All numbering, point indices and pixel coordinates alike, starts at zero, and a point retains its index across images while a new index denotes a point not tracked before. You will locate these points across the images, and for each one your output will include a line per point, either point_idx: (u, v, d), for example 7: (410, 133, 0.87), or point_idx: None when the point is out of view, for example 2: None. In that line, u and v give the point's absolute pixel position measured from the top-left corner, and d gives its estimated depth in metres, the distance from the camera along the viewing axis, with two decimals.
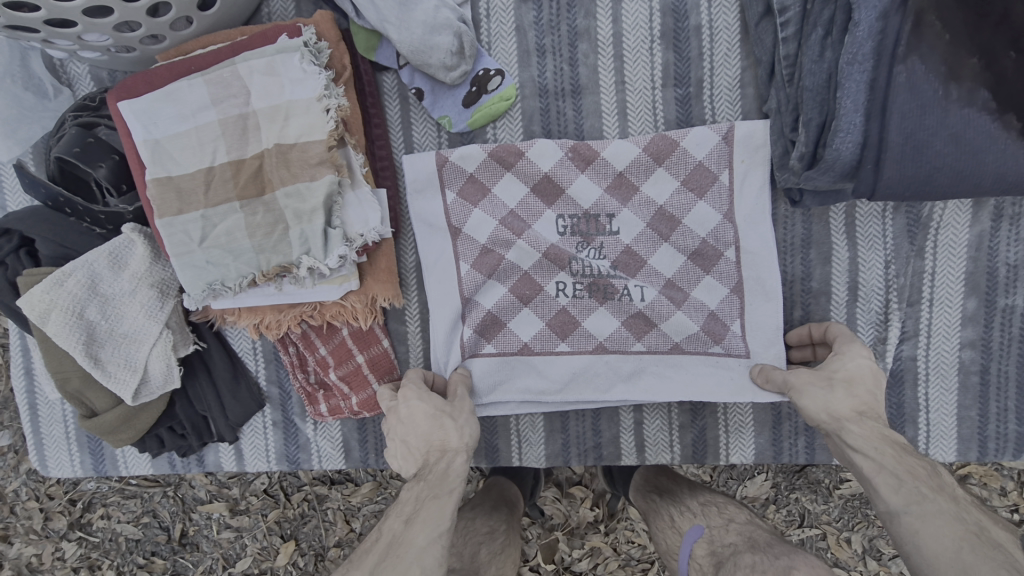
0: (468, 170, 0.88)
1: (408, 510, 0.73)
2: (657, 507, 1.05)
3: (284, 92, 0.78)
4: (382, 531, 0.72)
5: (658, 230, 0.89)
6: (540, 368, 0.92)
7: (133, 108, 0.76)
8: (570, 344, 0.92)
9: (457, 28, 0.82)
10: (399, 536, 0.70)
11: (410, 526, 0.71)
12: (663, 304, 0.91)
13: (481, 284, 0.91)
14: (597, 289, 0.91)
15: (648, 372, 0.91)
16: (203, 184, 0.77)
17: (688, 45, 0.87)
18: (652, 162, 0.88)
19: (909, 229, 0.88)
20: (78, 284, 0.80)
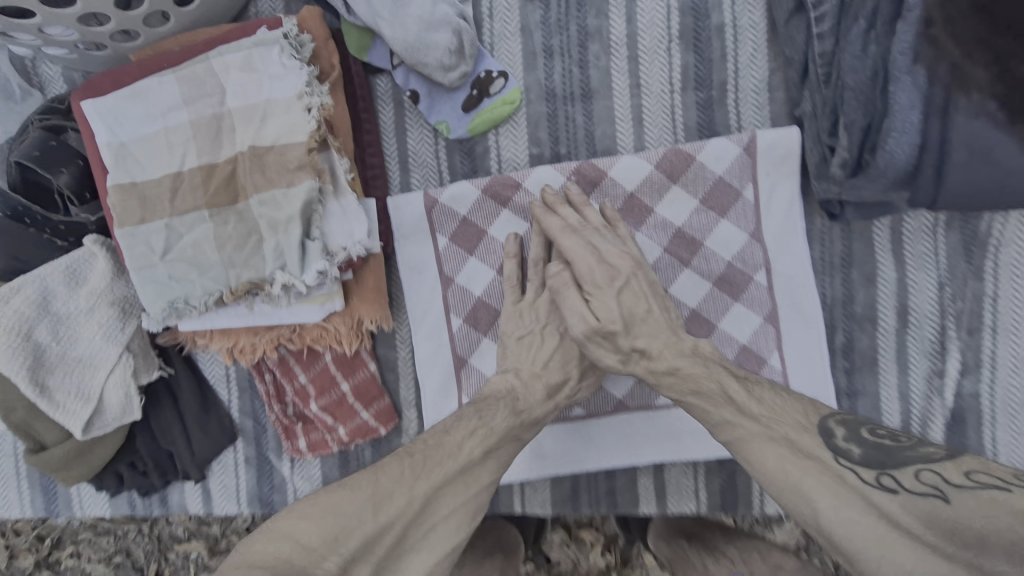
0: (460, 213, 0.80)
1: (289, 551, 0.56)
2: (687, 554, 0.93)
3: (262, 90, 0.70)
4: (322, 525, 0.57)
5: (675, 254, 0.80)
6: (554, 438, 0.83)
7: (96, 108, 0.69)
8: (583, 407, 0.82)
9: (457, 25, 0.75)
10: (421, 513, 0.62)
11: (432, 477, 0.63)
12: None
13: (475, 343, 0.82)
14: None
15: (671, 429, 0.81)
16: (169, 190, 0.69)
17: (710, 45, 0.79)
18: (665, 179, 0.79)
19: (965, 246, 0.77)
20: (27, 301, 0.71)
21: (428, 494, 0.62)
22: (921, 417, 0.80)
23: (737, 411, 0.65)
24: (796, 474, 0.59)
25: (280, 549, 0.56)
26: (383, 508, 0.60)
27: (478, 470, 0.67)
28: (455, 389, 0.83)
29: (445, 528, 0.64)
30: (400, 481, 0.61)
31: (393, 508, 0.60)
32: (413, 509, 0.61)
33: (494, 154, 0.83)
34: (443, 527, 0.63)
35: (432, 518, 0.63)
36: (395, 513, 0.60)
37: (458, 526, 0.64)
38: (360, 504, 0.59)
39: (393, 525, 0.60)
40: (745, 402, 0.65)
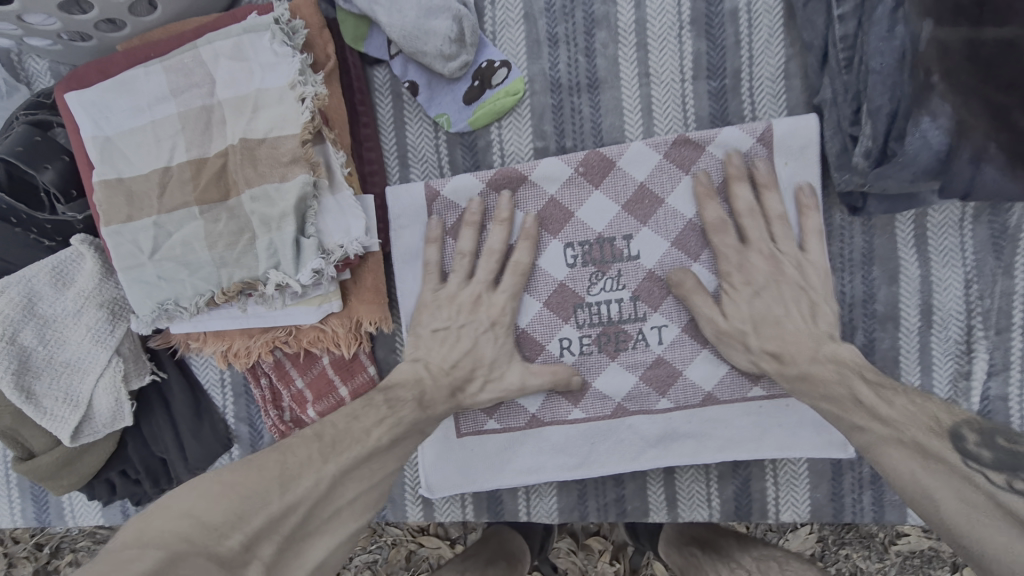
0: (460, 206, 0.77)
1: (188, 529, 0.54)
2: (701, 563, 0.89)
3: (254, 80, 0.67)
4: (228, 501, 0.57)
5: (684, 248, 0.76)
6: (552, 444, 0.79)
7: (80, 100, 0.66)
8: (585, 410, 0.78)
9: (457, 12, 0.71)
10: (328, 494, 0.63)
11: (341, 460, 0.65)
12: (686, 347, 0.77)
13: None
14: (607, 339, 0.77)
15: (677, 433, 0.77)
16: (158, 187, 0.66)
17: (723, 31, 0.76)
18: (676, 169, 0.75)
19: (994, 242, 0.73)
20: (11, 303, 0.68)
21: (336, 476, 0.64)
22: None
23: (867, 411, 0.64)
24: (932, 483, 0.58)
25: (175, 528, 0.53)
26: (292, 488, 0.60)
27: (382, 460, 0.69)
28: None
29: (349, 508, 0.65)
30: (308, 464, 0.63)
31: (299, 491, 0.60)
32: (320, 492, 0.62)
33: (497, 148, 0.79)
34: (347, 513, 0.64)
35: (337, 502, 0.64)
36: (304, 493, 0.61)
37: (356, 511, 0.65)
38: (265, 485, 0.59)
39: (298, 506, 0.60)
40: (875, 403, 0.64)
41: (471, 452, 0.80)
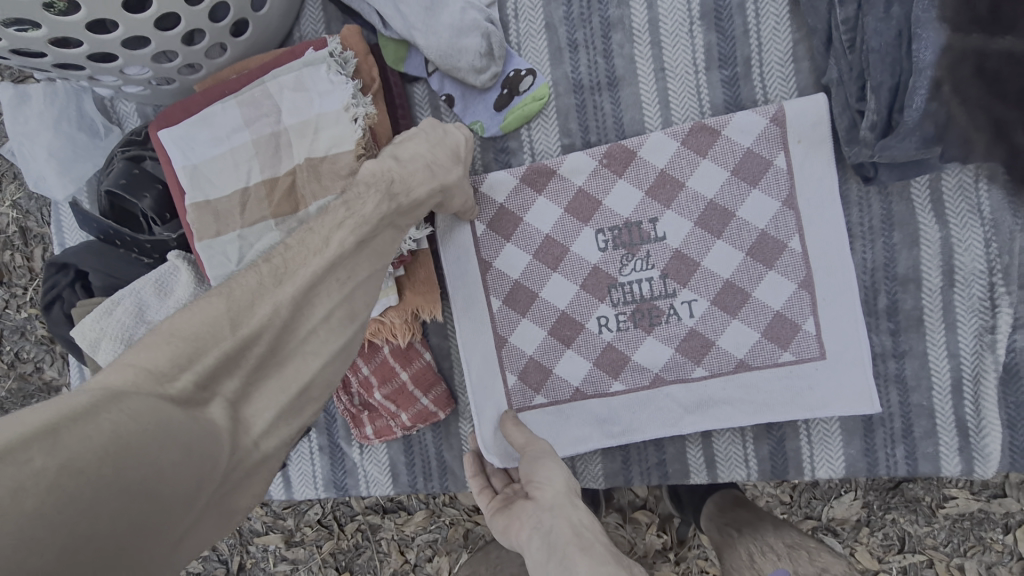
0: (499, 200, 0.85)
1: (137, 377, 0.53)
2: (734, 543, 0.96)
3: (314, 106, 0.77)
4: (171, 348, 0.55)
5: (707, 227, 0.82)
6: (595, 415, 0.86)
7: (171, 135, 0.77)
8: (624, 381, 0.85)
9: (486, 29, 0.79)
10: (290, 323, 0.62)
11: (297, 284, 0.62)
12: (715, 317, 0.82)
13: (516, 323, 0.86)
14: (642, 316, 0.84)
15: (713, 399, 0.83)
16: (239, 205, 0.77)
17: (731, 23, 0.81)
18: (694, 155, 0.81)
19: (1010, 200, 0.77)
20: (126, 312, 0.80)
21: (296, 298, 0.62)
22: (974, 375, 0.79)
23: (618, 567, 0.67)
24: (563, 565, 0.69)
25: (123, 378, 0.52)
26: (244, 326, 0.59)
27: (351, 265, 0.67)
28: (503, 371, 0.87)
29: (321, 357, 0.64)
30: (260, 292, 0.61)
31: (258, 315, 0.60)
32: (279, 322, 0.61)
33: (527, 149, 0.87)
34: (326, 328, 0.65)
35: (306, 325, 0.63)
36: (261, 324, 0.59)
37: (340, 325, 0.66)
38: (214, 321, 0.58)
39: (258, 338, 0.59)
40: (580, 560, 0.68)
41: None
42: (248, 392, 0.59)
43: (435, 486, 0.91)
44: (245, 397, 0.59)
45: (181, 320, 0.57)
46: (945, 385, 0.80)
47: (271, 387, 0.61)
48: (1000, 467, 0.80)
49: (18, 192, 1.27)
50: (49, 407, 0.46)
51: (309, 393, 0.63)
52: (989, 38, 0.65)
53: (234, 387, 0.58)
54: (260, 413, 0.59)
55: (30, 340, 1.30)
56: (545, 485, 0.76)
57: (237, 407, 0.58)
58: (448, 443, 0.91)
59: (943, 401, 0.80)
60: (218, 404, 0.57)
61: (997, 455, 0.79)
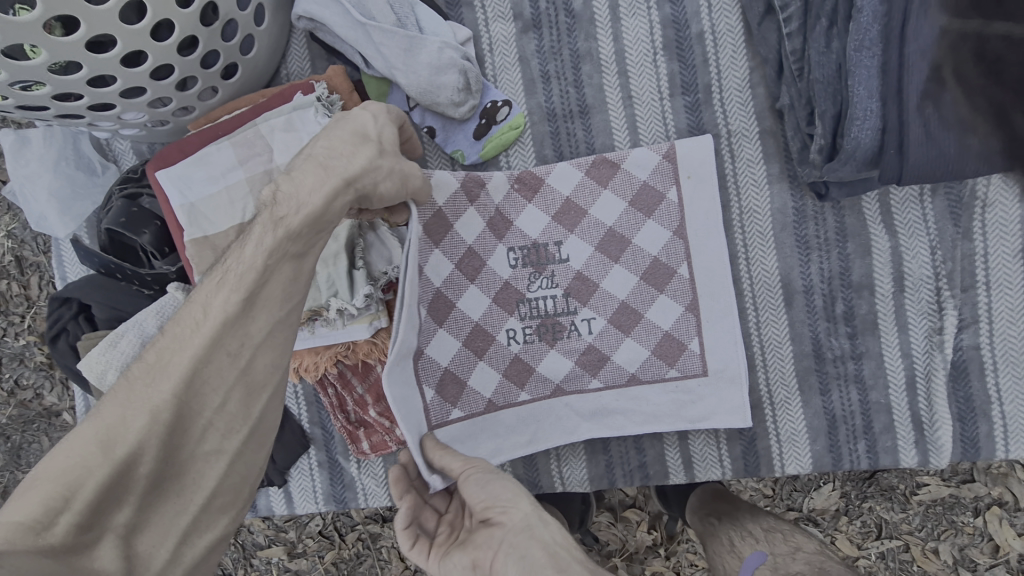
0: (438, 201, 0.86)
1: (11, 533, 0.53)
2: (716, 531, 1.02)
3: (303, 145, 0.82)
4: (44, 492, 0.54)
5: (606, 253, 0.89)
6: (504, 425, 0.90)
7: (169, 176, 0.82)
8: (530, 392, 0.90)
9: (462, 66, 0.85)
10: (175, 426, 0.60)
11: (173, 379, 0.60)
12: (611, 335, 0.89)
13: (433, 333, 0.87)
14: (546, 330, 0.90)
15: (608, 408, 0.91)
16: (236, 240, 0.82)
17: (692, 52, 0.87)
18: (596, 185, 0.88)
19: (951, 210, 0.83)
20: (130, 344, 0.85)
21: (177, 395, 0.59)
22: (925, 373, 0.86)
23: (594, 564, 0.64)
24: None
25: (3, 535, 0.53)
26: (118, 447, 0.57)
27: (240, 334, 0.62)
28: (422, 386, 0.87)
29: (223, 454, 0.62)
30: (136, 400, 0.59)
31: (136, 428, 0.58)
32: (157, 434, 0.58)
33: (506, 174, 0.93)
34: (220, 419, 0.62)
35: (198, 423, 0.61)
36: (137, 442, 0.58)
37: (235, 408, 0.63)
38: (85, 454, 0.56)
39: (140, 461, 0.58)
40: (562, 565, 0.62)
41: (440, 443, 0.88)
42: (143, 520, 0.59)
43: None
44: (140, 526, 0.59)
45: (52, 457, 0.56)
46: (900, 382, 0.86)
47: (170, 508, 0.61)
48: (953, 457, 0.86)
49: (13, 222, 1.31)
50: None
51: (215, 500, 0.62)
52: (988, 21, 0.63)
53: (125, 518, 0.58)
54: (155, 538, 0.60)
55: (29, 366, 1.33)
56: (511, 508, 0.68)
57: (131, 536, 0.59)
58: None
59: (899, 398, 0.86)
60: (108, 541, 0.57)
61: (949, 446, 0.86)
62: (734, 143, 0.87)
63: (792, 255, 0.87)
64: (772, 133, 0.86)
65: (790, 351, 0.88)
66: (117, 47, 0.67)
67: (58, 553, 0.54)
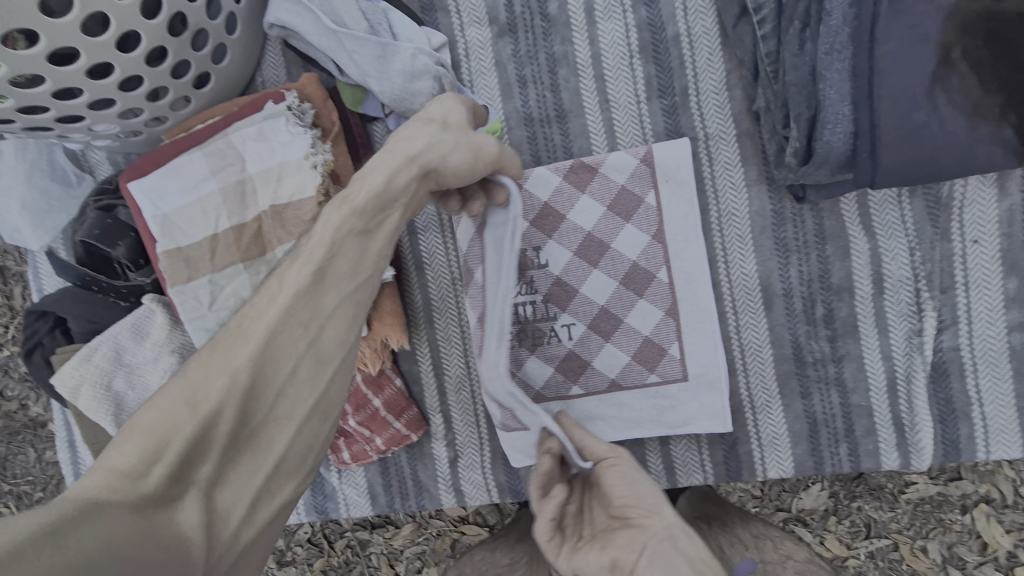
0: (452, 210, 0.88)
1: (107, 482, 0.51)
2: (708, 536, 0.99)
3: (276, 154, 0.82)
4: (134, 444, 0.53)
5: (586, 258, 0.88)
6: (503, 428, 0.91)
7: (142, 187, 0.81)
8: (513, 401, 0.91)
9: (436, 72, 0.84)
10: (254, 386, 0.58)
11: (252, 344, 0.58)
12: (592, 342, 0.89)
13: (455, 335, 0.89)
14: (526, 337, 0.91)
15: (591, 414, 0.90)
16: (209, 251, 0.81)
17: (668, 55, 0.87)
18: (575, 190, 0.89)
19: (930, 211, 0.83)
20: (104, 357, 0.84)
21: (254, 360, 0.58)
22: (905, 376, 0.85)
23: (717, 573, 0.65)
24: None
25: (93, 483, 0.51)
26: (203, 404, 0.55)
27: (312, 304, 0.61)
28: None
29: (293, 420, 0.60)
30: (215, 361, 0.57)
31: (214, 388, 0.56)
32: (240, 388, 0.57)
33: None
34: (294, 386, 0.60)
35: (273, 387, 0.59)
36: (220, 399, 0.56)
37: (310, 377, 0.61)
38: (172, 409, 0.55)
39: (220, 417, 0.56)
40: None
41: None
42: (223, 474, 0.56)
43: (412, 505, 0.97)
44: (220, 481, 0.56)
45: (144, 412, 0.56)
46: (880, 385, 0.86)
47: (246, 467, 0.58)
48: (935, 458, 0.86)
49: None
50: (23, 525, 0.45)
51: (283, 467, 0.60)
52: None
53: (209, 471, 0.56)
54: (234, 498, 0.56)
55: (13, 377, 1.32)
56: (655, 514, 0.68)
57: (214, 494, 0.56)
58: (423, 464, 0.96)
59: (880, 400, 0.86)
60: (192, 495, 0.54)
61: (930, 448, 0.86)
62: (712, 146, 0.87)
63: (771, 259, 0.87)
64: (749, 135, 0.86)
65: (771, 355, 0.88)
66: (81, 59, 0.66)
67: (146, 505, 0.51)
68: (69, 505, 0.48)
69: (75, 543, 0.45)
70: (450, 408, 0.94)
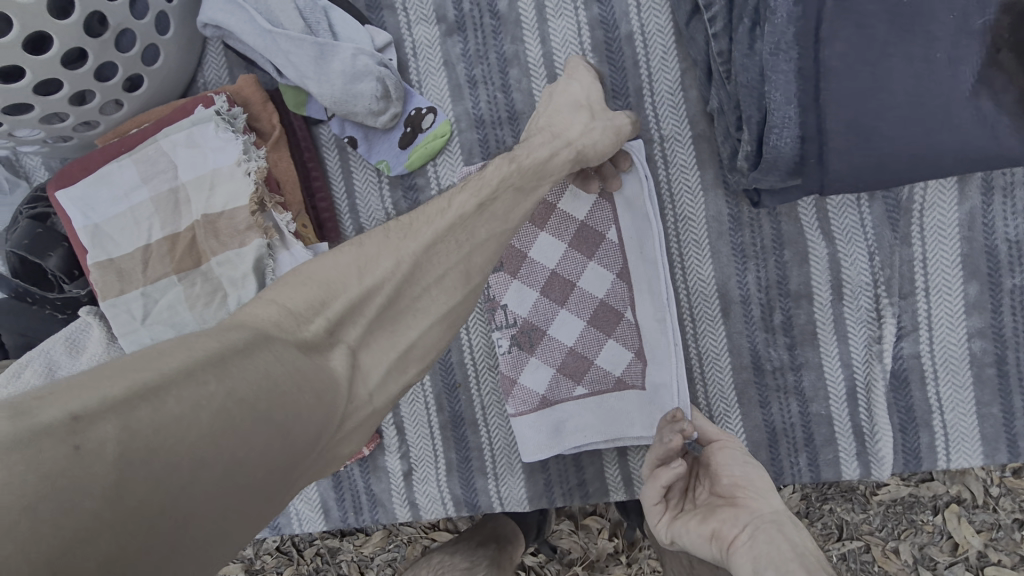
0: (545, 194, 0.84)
1: (275, 318, 0.51)
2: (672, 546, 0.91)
3: (209, 161, 0.80)
4: (307, 291, 0.53)
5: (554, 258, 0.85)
6: (553, 422, 0.87)
7: (69, 196, 0.78)
8: (515, 404, 0.87)
9: (379, 73, 0.81)
10: (409, 277, 0.58)
11: (419, 240, 0.58)
12: (591, 338, 0.85)
13: (553, 316, 0.86)
14: (523, 340, 0.86)
15: (583, 417, 0.87)
16: (141, 262, 0.78)
17: (622, 54, 0.84)
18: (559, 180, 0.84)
19: (890, 215, 0.80)
20: (36, 374, 0.80)
21: (417, 254, 0.58)
22: (864, 384, 0.83)
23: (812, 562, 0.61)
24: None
25: (267, 314, 0.51)
26: (369, 274, 0.56)
27: (471, 228, 0.62)
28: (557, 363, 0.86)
29: (428, 315, 0.60)
30: (386, 247, 0.58)
31: (382, 267, 0.56)
32: (402, 270, 0.57)
33: (434, 184, 0.88)
34: (436, 287, 0.60)
35: (422, 282, 0.59)
36: (383, 275, 0.56)
37: (453, 287, 0.61)
38: (343, 268, 0.55)
39: (379, 288, 0.56)
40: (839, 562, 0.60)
41: (575, 419, 0.87)
42: (366, 341, 0.56)
43: (365, 519, 0.95)
44: (364, 346, 0.55)
45: (317, 264, 0.55)
46: (840, 394, 0.84)
47: (385, 338, 0.57)
48: (895, 467, 0.84)
49: None
50: (196, 345, 0.43)
51: (412, 351, 0.59)
52: None
53: (356, 334, 0.55)
54: (376, 364, 0.56)
55: None
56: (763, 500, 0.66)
57: (357, 355, 0.55)
58: (376, 477, 0.94)
59: (840, 409, 0.84)
60: (340, 352, 0.53)
61: (890, 457, 0.84)
62: (667, 149, 0.84)
63: (728, 264, 0.84)
64: (705, 137, 0.83)
65: (728, 364, 0.85)
66: None
67: (305, 350, 0.50)
68: (239, 334, 0.47)
69: (241, 371, 0.43)
70: (402, 419, 0.93)
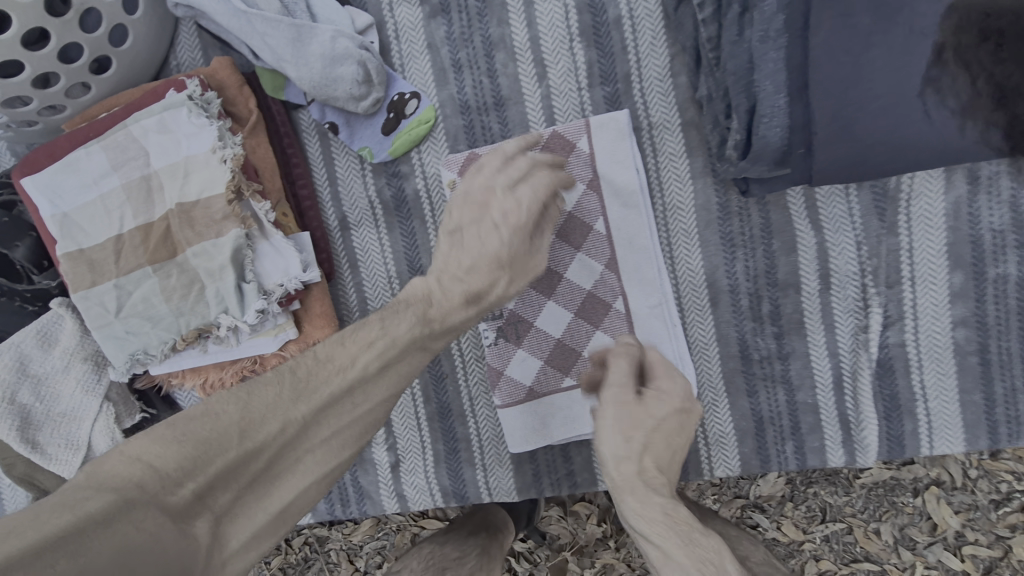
0: None
1: (140, 477, 0.51)
2: None
3: (182, 148, 0.77)
4: (180, 450, 0.54)
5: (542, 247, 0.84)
6: (540, 413, 0.86)
7: (36, 184, 0.75)
8: (503, 396, 0.87)
9: (360, 56, 0.77)
10: (286, 446, 0.60)
11: (310, 403, 0.61)
12: (579, 329, 0.85)
13: (542, 306, 0.85)
14: (511, 330, 0.86)
15: (570, 409, 0.86)
16: (113, 253, 0.76)
17: (610, 39, 0.82)
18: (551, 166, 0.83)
19: (877, 205, 0.80)
20: (6, 367, 0.79)
21: (306, 417, 0.60)
22: (850, 372, 0.84)
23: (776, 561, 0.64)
24: None
25: (128, 475, 0.51)
26: (252, 435, 0.57)
27: (370, 389, 0.65)
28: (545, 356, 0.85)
29: (310, 476, 0.61)
30: (274, 408, 0.59)
31: (265, 432, 0.58)
32: (285, 436, 0.58)
33: (420, 172, 0.85)
34: (321, 451, 0.62)
35: (305, 445, 0.61)
36: (268, 437, 0.58)
37: (341, 445, 0.63)
38: (222, 429, 0.56)
39: (260, 452, 0.58)
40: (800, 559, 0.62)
41: (562, 411, 0.86)
42: (233, 509, 0.56)
43: (353, 511, 0.94)
44: (230, 514, 0.56)
45: (194, 419, 0.57)
46: (826, 382, 0.84)
47: (254, 505, 0.58)
48: (879, 454, 0.85)
49: None
50: (50, 521, 0.45)
51: (285, 515, 0.60)
52: None
53: (223, 501, 0.55)
54: (239, 532, 0.56)
55: None
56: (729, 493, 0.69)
57: (221, 523, 0.55)
58: (363, 469, 0.93)
59: (826, 397, 0.84)
60: (204, 519, 0.54)
61: (874, 444, 0.84)
62: (656, 137, 0.83)
63: (717, 254, 0.83)
64: (694, 125, 0.82)
65: (717, 353, 0.85)
66: None
67: (173, 515, 0.51)
68: (100, 502, 0.48)
69: (95, 546, 0.44)
70: (390, 411, 0.91)
